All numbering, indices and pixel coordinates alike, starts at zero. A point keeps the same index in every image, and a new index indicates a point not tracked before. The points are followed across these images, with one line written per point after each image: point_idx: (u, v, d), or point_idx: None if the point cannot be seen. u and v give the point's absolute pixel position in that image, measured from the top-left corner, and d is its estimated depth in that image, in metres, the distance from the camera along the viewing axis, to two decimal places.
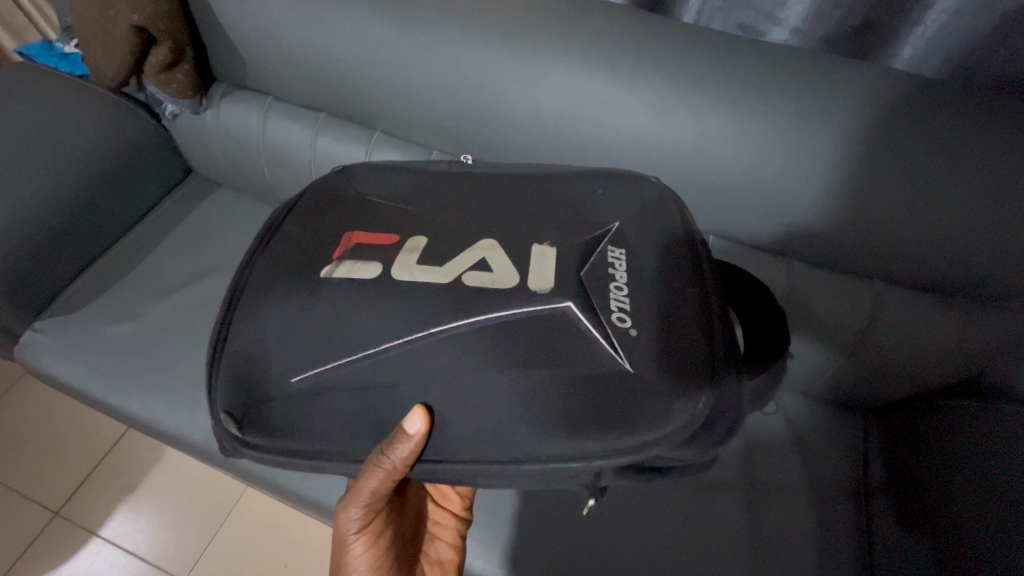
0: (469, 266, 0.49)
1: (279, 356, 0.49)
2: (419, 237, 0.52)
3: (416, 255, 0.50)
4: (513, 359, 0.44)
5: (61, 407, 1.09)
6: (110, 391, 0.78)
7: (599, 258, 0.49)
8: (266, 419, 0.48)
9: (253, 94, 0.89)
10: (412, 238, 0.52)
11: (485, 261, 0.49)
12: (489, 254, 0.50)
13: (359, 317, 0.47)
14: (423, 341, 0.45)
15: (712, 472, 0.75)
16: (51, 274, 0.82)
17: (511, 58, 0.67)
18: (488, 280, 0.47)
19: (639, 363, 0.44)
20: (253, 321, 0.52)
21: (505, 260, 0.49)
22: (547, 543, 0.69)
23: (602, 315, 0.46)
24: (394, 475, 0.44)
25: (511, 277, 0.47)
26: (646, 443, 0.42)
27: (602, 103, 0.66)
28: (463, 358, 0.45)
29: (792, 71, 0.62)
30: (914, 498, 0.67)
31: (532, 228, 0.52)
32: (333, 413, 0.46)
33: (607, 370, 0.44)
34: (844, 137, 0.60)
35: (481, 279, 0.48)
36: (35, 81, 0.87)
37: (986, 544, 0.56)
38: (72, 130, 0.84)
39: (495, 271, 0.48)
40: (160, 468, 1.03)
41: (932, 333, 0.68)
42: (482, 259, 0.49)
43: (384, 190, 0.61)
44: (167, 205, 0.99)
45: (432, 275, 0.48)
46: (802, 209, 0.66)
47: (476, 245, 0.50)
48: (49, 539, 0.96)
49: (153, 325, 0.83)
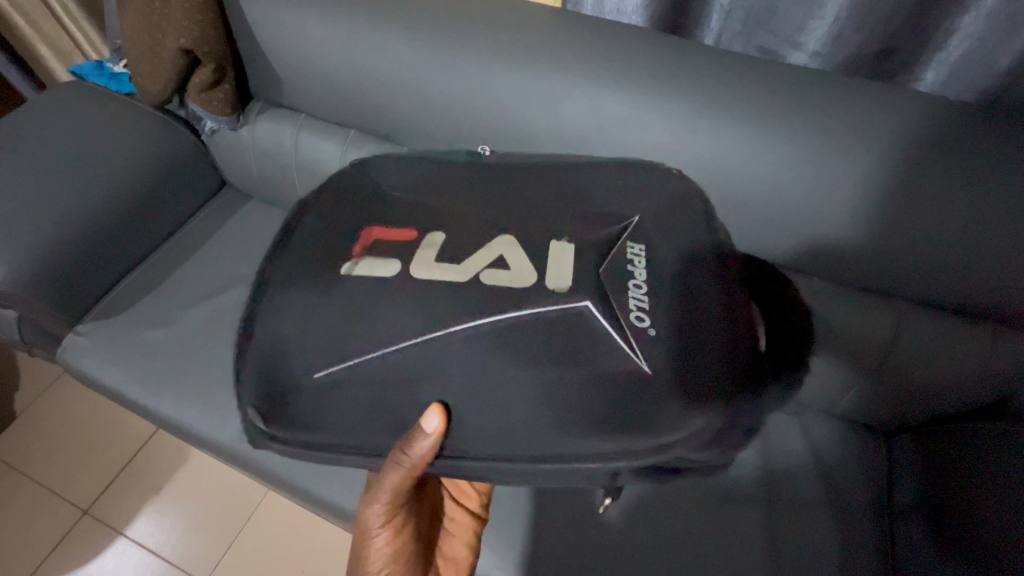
0: (487, 263, 0.50)
1: (296, 352, 0.51)
2: (437, 232, 0.54)
3: (434, 251, 0.52)
4: (531, 355, 0.45)
5: (90, 407, 1.13)
6: (144, 392, 0.81)
7: (619, 254, 0.51)
8: (283, 412, 0.50)
9: (286, 110, 0.93)
10: (429, 235, 0.54)
11: (502, 258, 0.50)
12: (506, 252, 0.51)
13: (384, 307, 0.49)
14: (450, 334, 0.46)
15: (732, 490, 0.74)
16: (93, 279, 0.87)
17: (535, 78, 0.70)
18: (503, 278, 0.49)
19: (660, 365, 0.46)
20: (268, 315, 0.54)
21: (523, 257, 0.50)
22: (564, 554, 0.69)
23: (622, 311, 0.47)
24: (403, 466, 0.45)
25: (529, 275, 0.49)
26: (663, 446, 0.43)
27: (622, 123, 0.68)
28: (483, 353, 0.46)
29: (809, 92, 0.63)
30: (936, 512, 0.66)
31: (552, 224, 0.54)
32: (356, 400, 0.47)
33: (627, 369, 0.45)
34: (862, 156, 0.60)
35: (498, 278, 0.49)
36: (86, 97, 0.93)
37: (995, 571, 0.56)
38: (118, 145, 0.89)
39: (512, 268, 0.49)
40: (185, 470, 1.06)
41: (953, 353, 0.67)
42: (499, 256, 0.51)
43: (407, 179, 0.63)
44: (201, 214, 1.03)
45: (447, 272, 0.50)
46: (823, 226, 0.66)
47: (494, 242, 0.52)
48: (78, 537, 1.00)
49: (186, 329, 0.87)
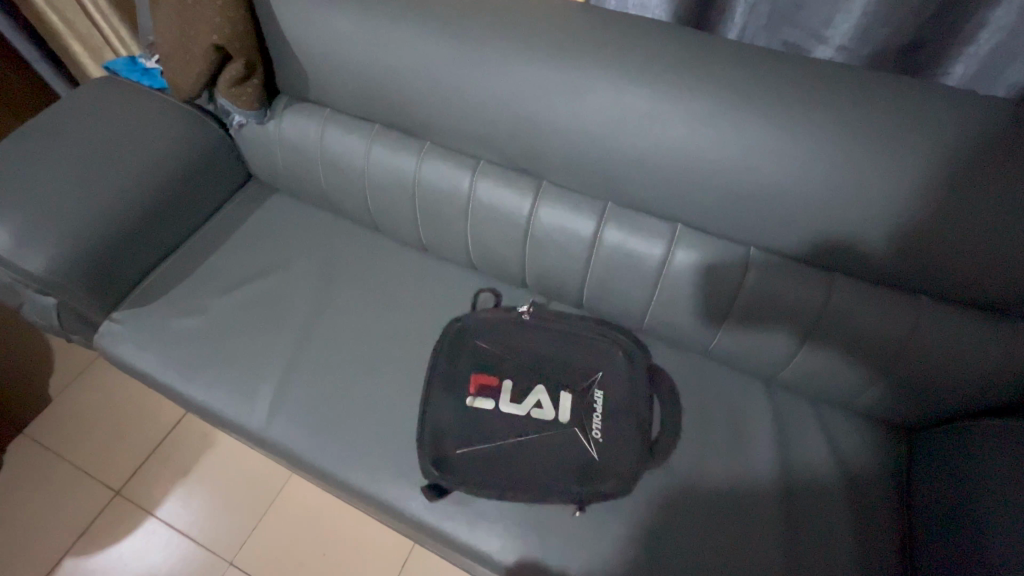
0: (532, 403, 0.79)
1: None
2: (508, 382, 0.81)
3: (508, 396, 0.80)
4: None
5: (121, 393, 1.17)
6: (177, 377, 0.84)
7: (588, 402, 0.79)
8: None
9: (312, 105, 0.95)
10: (505, 382, 0.81)
11: (539, 401, 0.79)
12: (540, 396, 0.79)
13: None
14: (505, 438, 0.76)
15: (748, 482, 0.75)
16: (128, 269, 0.90)
17: (559, 73, 0.71)
18: (537, 415, 0.78)
19: (604, 454, 0.75)
20: None
21: (553, 401, 0.79)
22: (583, 542, 0.70)
23: None
24: (493, 481, 0.73)
25: (550, 411, 0.78)
26: (603, 487, 0.73)
27: (644, 118, 0.69)
28: None
29: (835, 87, 0.63)
30: (947, 505, 0.67)
31: None
32: None
33: (581, 454, 0.75)
34: (887, 152, 0.60)
35: (539, 413, 0.78)
36: (121, 93, 0.96)
37: (996, 558, 0.57)
38: (151, 140, 0.92)
39: (546, 407, 0.78)
40: (211, 455, 1.10)
41: (972, 349, 0.67)
42: (537, 399, 0.79)
43: None
44: (228, 207, 1.06)
45: (512, 407, 0.79)
46: (846, 222, 0.66)
47: (534, 390, 0.80)
48: (110, 516, 1.03)
49: (214, 318, 0.90)
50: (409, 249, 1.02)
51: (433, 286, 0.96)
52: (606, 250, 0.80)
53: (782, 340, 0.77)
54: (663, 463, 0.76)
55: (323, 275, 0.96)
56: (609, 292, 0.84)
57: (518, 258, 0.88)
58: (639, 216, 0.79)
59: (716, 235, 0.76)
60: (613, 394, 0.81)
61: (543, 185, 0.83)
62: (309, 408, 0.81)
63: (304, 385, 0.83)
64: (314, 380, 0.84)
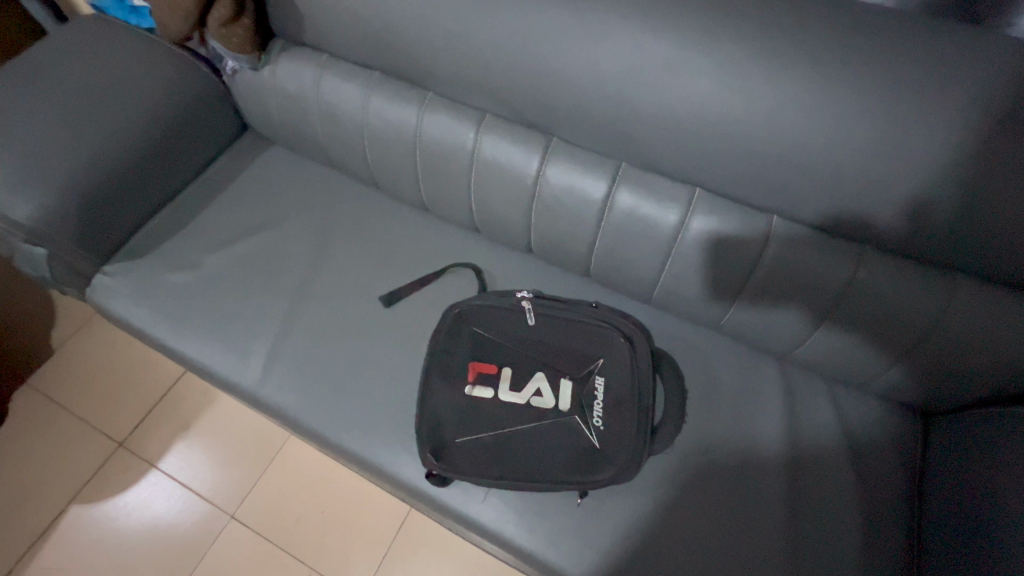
0: (531, 392, 0.74)
1: None
2: (506, 368, 0.76)
3: (507, 384, 0.75)
4: None
5: (121, 347, 1.17)
6: (170, 333, 0.82)
7: (588, 389, 0.75)
8: None
9: (308, 50, 0.89)
10: (503, 370, 0.76)
11: (539, 389, 0.74)
12: (540, 383, 0.75)
13: None
14: (500, 428, 0.72)
15: (754, 461, 0.73)
16: (119, 221, 0.87)
17: (573, 16, 0.64)
18: (536, 403, 0.73)
19: (605, 442, 0.72)
20: None
21: (554, 388, 0.74)
22: (580, 514, 0.69)
23: None
24: (491, 469, 0.70)
25: (549, 398, 0.74)
26: (600, 477, 0.69)
27: (665, 68, 0.63)
28: None
29: (882, 35, 0.56)
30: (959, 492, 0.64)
31: None
32: None
33: (579, 443, 0.71)
34: (934, 112, 0.54)
35: (539, 401, 0.73)
36: (107, 32, 0.90)
37: (1003, 545, 0.55)
38: (139, 83, 0.87)
39: (546, 395, 0.74)
40: (213, 412, 1.10)
41: (1003, 332, 0.62)
42: (537, 387, 0.75)
43: None
44: (223, 159, 1.01)
45: (512, 396, 0.74)
46: (879, 191, 0.60)
47: (534, 377, 0.75)
48: (112, 467, 1.04)
49: (208, 274, 0.87)
50: (410, 208, 0.97)
51: (434, 247, 0.92)
52: (617, 214, 0.75)
53: (799, 315, 0.72)
54: (666, 446, 0.72)
55: (321, 233, 0.92)
56: (618, 258, 0.80)
57: (523, 221, 0.84)
58: (653, 178, 0.73)
59: (736, 202, 0.71)
60: (617, 369, 0.77)
61: (552, 141, 0.77)
62: (304, 369, 0.79)
63: (299, 346, 0.81)
64: (310, 341, 0.82)
